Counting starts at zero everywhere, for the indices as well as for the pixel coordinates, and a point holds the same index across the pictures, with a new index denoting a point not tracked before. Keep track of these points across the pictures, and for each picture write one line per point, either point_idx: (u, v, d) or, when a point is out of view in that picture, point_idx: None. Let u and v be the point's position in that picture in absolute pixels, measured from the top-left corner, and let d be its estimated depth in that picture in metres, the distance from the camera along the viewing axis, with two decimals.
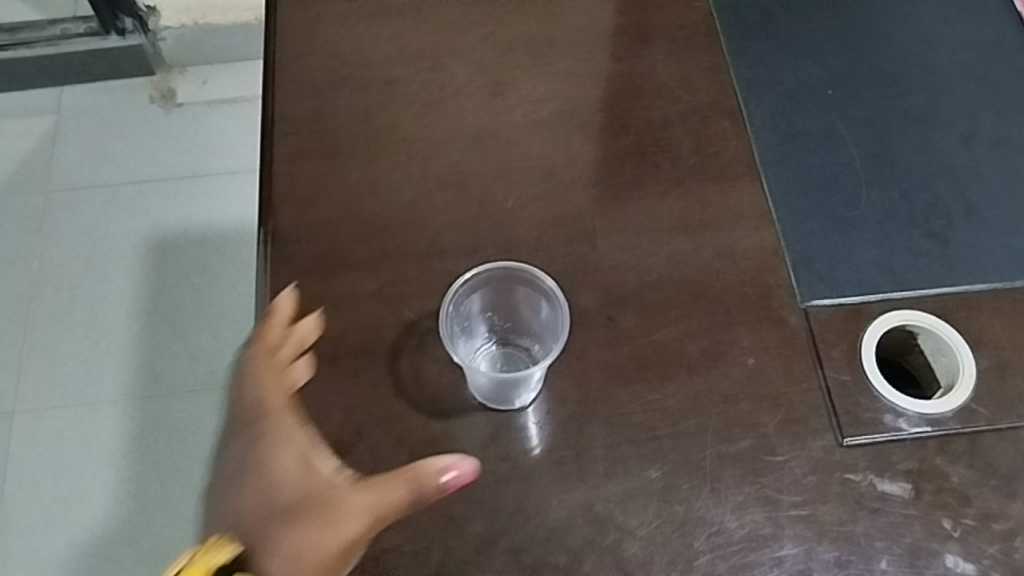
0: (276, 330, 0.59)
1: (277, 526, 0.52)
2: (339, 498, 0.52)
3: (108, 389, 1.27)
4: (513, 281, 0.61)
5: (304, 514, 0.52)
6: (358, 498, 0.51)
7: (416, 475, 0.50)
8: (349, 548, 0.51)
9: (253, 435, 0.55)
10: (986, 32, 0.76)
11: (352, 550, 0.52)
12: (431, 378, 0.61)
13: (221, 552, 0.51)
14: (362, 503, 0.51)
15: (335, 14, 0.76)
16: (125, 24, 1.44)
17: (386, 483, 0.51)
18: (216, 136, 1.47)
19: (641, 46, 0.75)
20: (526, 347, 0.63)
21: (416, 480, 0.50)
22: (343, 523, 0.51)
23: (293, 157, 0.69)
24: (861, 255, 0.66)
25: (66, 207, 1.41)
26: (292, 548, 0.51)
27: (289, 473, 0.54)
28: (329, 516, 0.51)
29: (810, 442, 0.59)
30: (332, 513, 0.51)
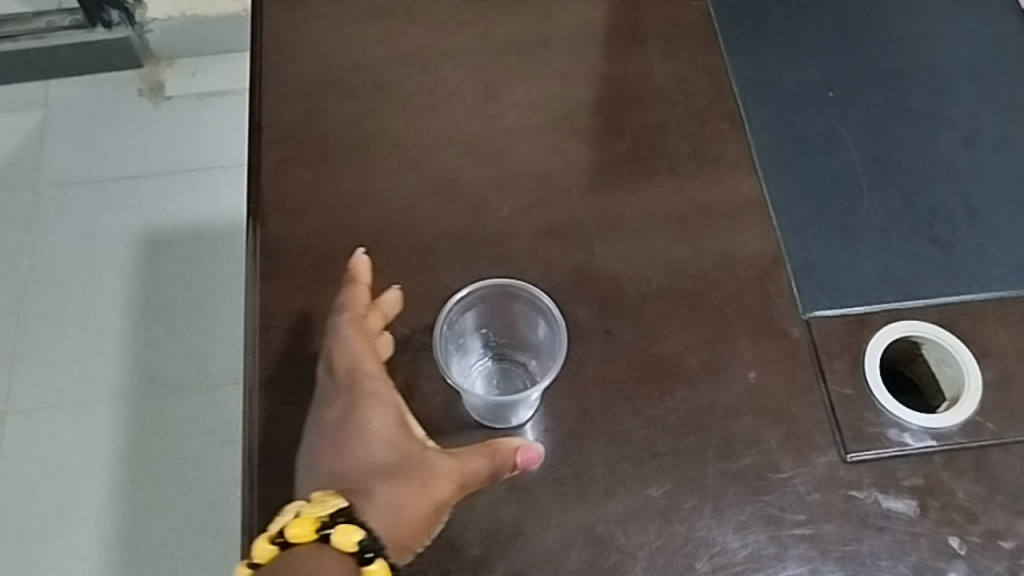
0: (361, 296, 0.59)
1: (380, 485, 0.52)
2: (437, 463, 0.53)
3: (100, 389, 1.25)
4: (509, 297, 0.60)
5: (403, 476, 0.53)
6: (455, 466, 0.53)
7: (511, 449, 0.54)
8: (440, 513, 0.53)
9: (345, 399, 0.55)
10: (989, 29, 0.74)
11: (441, 516, 0.54)
12: (425, 396, 0.59)
13: (332, 504, 0.50)
14: (460, 471, 0.53)
15: (323, 15, 0.74)
16: (111, 17, 1.42)
17: (482, 452, 0.53)
18: (207, 129, 1.45)
19: (638, 47, 0.73)
20: (522, 362, 0.62)
21: (512, 453, 0.53)
22: (441, 489, 0.53)
23: (281, 165, 0.68)
24: (864, 263, 0.64)
25: (55, 204, 1.39)
26: (393, 504, 0.52)
27: (385, 437, 0.54)
28: (427, 481, 0.53)
29: (813, 458, 0.58)
30: (430, 477, 0.53)
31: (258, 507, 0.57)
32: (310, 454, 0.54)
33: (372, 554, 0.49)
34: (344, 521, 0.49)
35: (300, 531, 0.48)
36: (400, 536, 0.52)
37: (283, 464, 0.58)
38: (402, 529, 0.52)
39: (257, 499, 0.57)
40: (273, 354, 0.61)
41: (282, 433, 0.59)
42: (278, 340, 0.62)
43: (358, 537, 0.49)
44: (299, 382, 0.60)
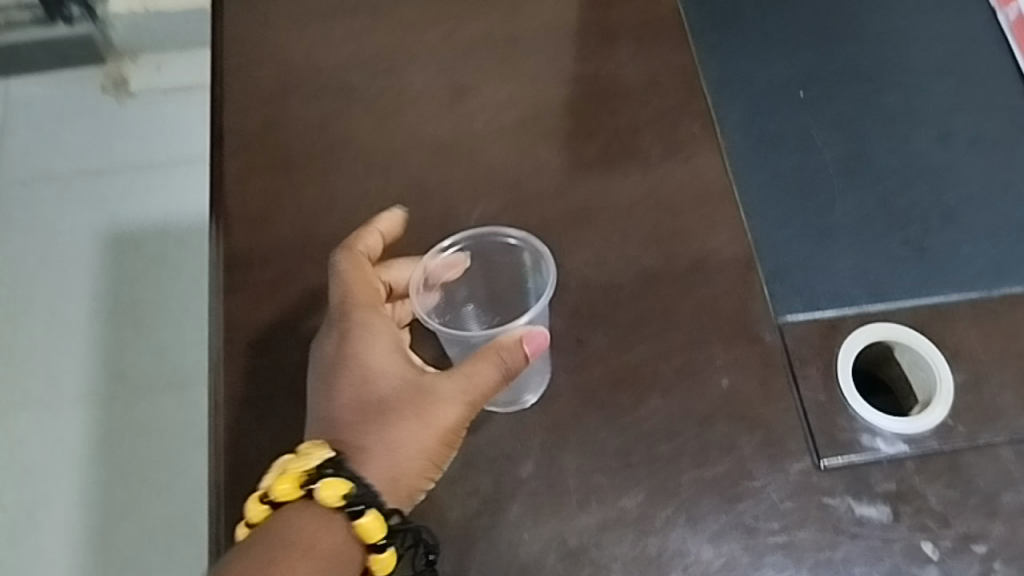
0: (374, 240, 0.59)
1: (374, 420, 0.52)
2: (433, 387, 0.52)
3: (68, 390, 1.23)
4: (487, 257, 0.60)
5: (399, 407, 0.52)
6: (454, 385, 0.52)
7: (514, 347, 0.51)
8: (447, 439, 0.52)
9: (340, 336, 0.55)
10: (960, 26, 0.74)
11: (448, 442, 0.53)
12: None
13: (318, 456, 0.50)
14: (460, 389, 0.52)
15: (286, 17, 0.73)
16: (71, 12, 1.40)
17: (482, 363, 0.51)
18: (172, 124, 1.42)
19: (608, 46, 0.72)
20: None
21: (511, 354, 0.51)
22: (440, 414, 0.52)
23: (245, 173, 0.67)
24: (837, 265, 0.64)
25: (18, 201, 1.36)
26: (390, 439, 0.51)
27: (382, 369, 0.53)
28: (424, 407, 0.52)
29: (787, 464, 0.58)
30: (427, 403, 0.52)
31: (225, 528, 0.56)
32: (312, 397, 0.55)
33: (362, 504, 0.50)
34: (331, 473, 0.50)
35: (284, 490, 0.50)
36: (403, 470, 0.52)
37: (252, 481, 0.57)
38: (400, 466, 0.51)
39: (225, 521, 0.56)
40: (240, 369, 0.60)
41: (249, 451, 0.57)
42: (245, 354, 0.60)
43: (344, 490, 0.50)
44: (264, 397, 0.59)
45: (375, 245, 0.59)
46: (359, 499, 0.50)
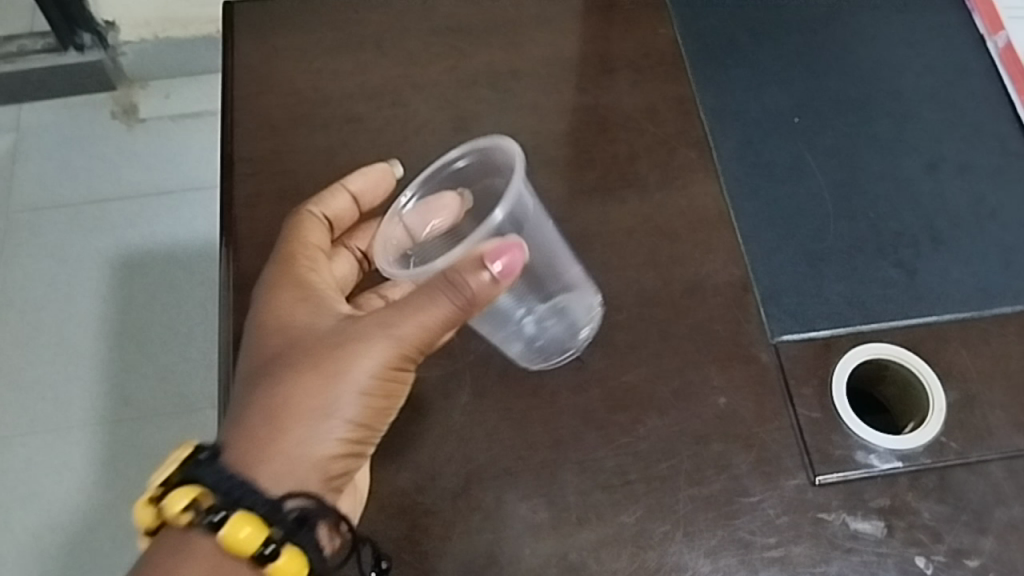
0: (338, 199, 0.61)
1: (295, 361, 0.52)
2: (348, 342, 0.52)
3: (76, 413, 1.25)
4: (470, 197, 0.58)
5: (320, 350, 0.52)
6: (378, 324, 0.51)
7: (444, 276, 0.49)
8: (367, 383, 0.52)
9: (277, 288, 0.56)
10: (949, 55, 0.76)
11: (369, 388, 0.52)
12: (401, 429, 0.61)
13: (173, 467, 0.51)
14: (378, 334, 0.51)
15: (294, 48, 0.75)
16: (83, 40, 1.41)
17: (407, 300, 0.51)
18: (181, 151, 1.45)
19: (605, 76, 0.74)
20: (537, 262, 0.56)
21: (444, 284, 0.49)
22: (353, 369, 0.51)
23: (254, 200, 0.69)
24: (830, 288, 0.66)
25: (29, 228, 1.38)
26: (300, 395, 0.52)
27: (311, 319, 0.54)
28: (344, 349, 0.52)
29: (783, 482, 0.59)
30: (349, 343, 0.52)
31: None
32: (248, 349, 0.56)
33: (226, 507, 0.50)
34: (180, 486, 0.50)
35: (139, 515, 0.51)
36: (314, 415, 0.51)
37: None
38: (312, 410, 0.51)
39: None
40: None
41: None
42: None
43: (188, 501, 0.50)
44: None
45: (341, 206, 0.61)
46: (218, 508, 0.50)
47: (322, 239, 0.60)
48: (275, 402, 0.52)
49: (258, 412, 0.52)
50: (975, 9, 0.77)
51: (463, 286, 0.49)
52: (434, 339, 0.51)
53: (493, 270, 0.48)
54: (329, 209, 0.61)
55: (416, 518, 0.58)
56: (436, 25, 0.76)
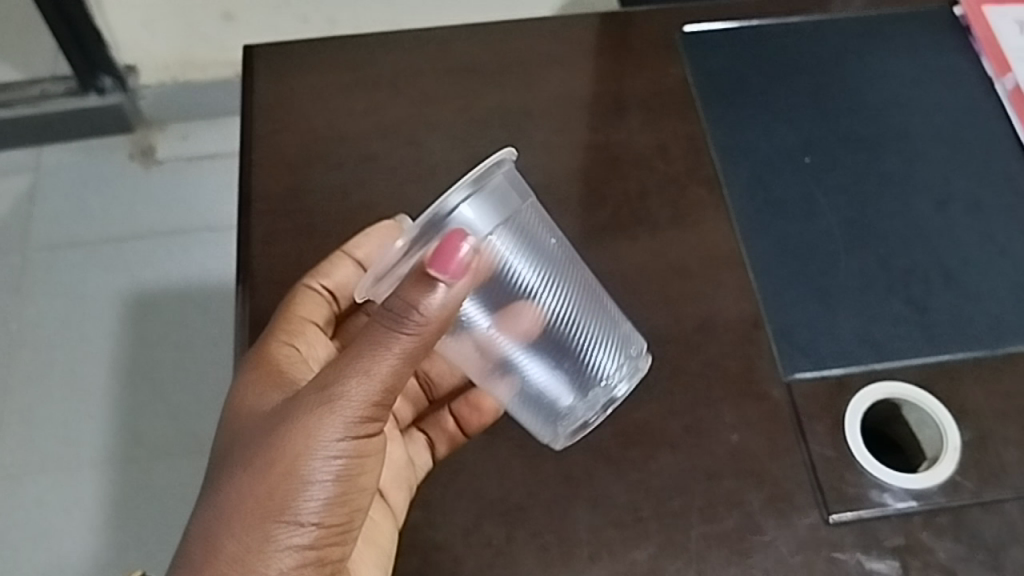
0: (341, 267, 0.63)
1: (258, 439, 0.52)
2: (296, 415, 0.51)
3: (86, 452, 1.26)
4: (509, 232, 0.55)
5: (280, 421, 0.52)
6: (329, 385, 0.51)
7: (384, 316, 0.48)
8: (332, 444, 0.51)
9: (251, 371, 0.58)
10: (958, 95, 0.76)
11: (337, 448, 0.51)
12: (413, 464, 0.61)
13: None
14: (325, 403, 0.51)
15: (311, 88, 0.76)
16: (104, 83, 1.45)
17: (352, 353, 0.50)
18: (196, 191, 1.47)
19: (617, 115, 0.75)
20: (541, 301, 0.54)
21: (385, 327, 0.48)
22: (301, 440, 0.51)
23: (270, 237, 0.70)
24: (841, 325, 0.66)
25: (45, 266, 1.40)
26: (253, 472, 0.51)
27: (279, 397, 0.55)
28: (300, 416, 0.51)
29: (796, 520, 0.59)
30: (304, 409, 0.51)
31: None
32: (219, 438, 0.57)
33: None
34: None
35: None
36: (281, 491, 0.51)
37: None
38: (280, 484, 0.51)
39: None
40: None
41: None
42: None
43: None
44: None
45: (344, 275, 0.63)
46: None
47: (314, 314, 0.62)
48: (238, 485, 0.51)
49: (226, 497, 0.52)
50: (983, 52, 0.78)
51: (407, 320, 0.47)
52: (392, 385, 0.50)
53: (442, 287, 0.47)
54: (330, 279, 0.63)
55: (427, 554, 0.59)
56: (451, 67, 0.77)
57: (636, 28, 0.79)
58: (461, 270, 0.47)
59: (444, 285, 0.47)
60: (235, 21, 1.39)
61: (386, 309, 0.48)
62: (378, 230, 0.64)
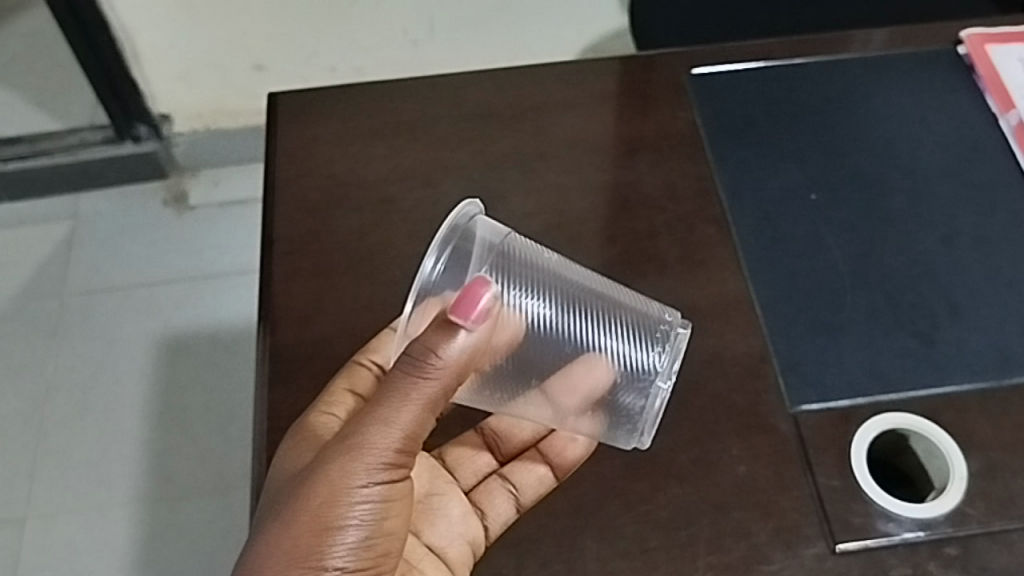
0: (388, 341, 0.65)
1: (286, 492, 0.55)
2: (323, 464, 0.54)
3: (119, 493, 1.29)
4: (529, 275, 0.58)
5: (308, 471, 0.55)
6: (354, 430, 0.54)
7: (406, 364, 0.52)
8: (359, 485, 0.54)
9: (282, 443, 0.60)
10: (962, 132, 0.78)
11: (365, 488, 0.54)
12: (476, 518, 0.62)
13: None
14: (355, 454, 0.53)
15: (331, 135, 0.79)
16: (139, 132, 1.51)
17: (376, 401, 0.53)
18: (226, 237, 1.51)
19: (628, 157, 0.77)
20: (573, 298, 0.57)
21: (411, 374, 0.52)
22: (329, 487, 0.54)
23: (291, 276, 0.72)
24: (848, 359, 0.67)
25: (82, 310, 1.45)
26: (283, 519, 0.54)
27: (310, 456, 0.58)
28: (327, 459, 0.54)
29: (803, 550, 0.60)
30: (329, 455, 0.54)
31: None
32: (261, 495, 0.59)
33: None
34: None
35: None
36: (312, 528, 0.53)
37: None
38: (312, 524, 0.53)
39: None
40: None
41: None
42: None
43: None
44: None
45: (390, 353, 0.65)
46: None
47: (357, 384, 0.63)
48: (270, 534, 0.54)
49: (261, 546, 0.54)
50: (987, 90, 0.79)
51: (428, 366, 0.51)
52: (413, 425, 0.53)
53: (465, 330, 0.51)
54: (380, 356, 0.65)
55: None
56: (466, 112, 0.80)
57: (646, 72, 0.82)
58: (482, 318, 0.51)
59: (466, 330, 0.51)
60: (266, 71, 1.44)
61: (408, 356, 0.52)
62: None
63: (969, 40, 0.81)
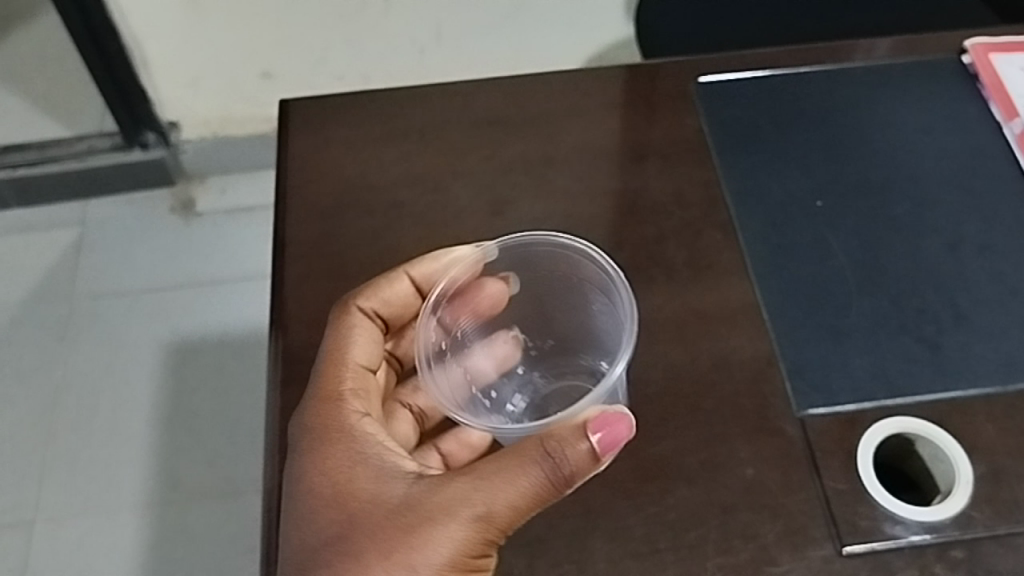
0: (394, 285, 0.64)
1: (375, 529, 0.54)
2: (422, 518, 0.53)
3: (126, 496, 1.30)
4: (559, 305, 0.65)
5: (392, 522, 0.54)
6: (463, 495, 0.53)
7: (534, 455, 0.51)
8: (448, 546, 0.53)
9: (353, 450, 0.58)
10: (968, 141, 0.78)
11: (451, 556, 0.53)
12: None
13: None
14: (458, 519, 0.53)
15: (342, 139, 0.80)
16: (148, 138, 1.51)
17: (493, 475, 0.52)
18: (235, 243, 1.52)
19: (635, 164, 0.78)
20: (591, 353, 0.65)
21: (535, 464, 0.51)
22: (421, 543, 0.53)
23: (303, 279, 0.73)
24: (855, 363, 0.67)
25: (89, 315, 1.45)
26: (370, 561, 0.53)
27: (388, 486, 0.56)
28: (429, 518, 0.53)
29: (811, 552, 0.61)
30: (433, 512, 0.53)
31: None
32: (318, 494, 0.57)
33: None
34: None
35: None
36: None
37: None
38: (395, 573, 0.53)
39: None
40: None
41: None
42: None
43: None
44: None
45: (396, 295, 0.64)
46: None
47: (366, 356, 0.62)
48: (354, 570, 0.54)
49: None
50: (991, 98, 0.80)
51: (552, 463, 0.51)
52: (518, 521, 0.53)
53: (594, 442, 0.51)
54: (383, 305, 0.64)
55: None
56: (475, 117, 0.81)
57: (653, 79, 0.83)
58: (622, 437, 0.52)
59: (595, 439, 0.51)
60: (273, 79, 1.46)
61: (540, 470, 0.51)
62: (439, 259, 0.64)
63: (973, 49, 0.82)
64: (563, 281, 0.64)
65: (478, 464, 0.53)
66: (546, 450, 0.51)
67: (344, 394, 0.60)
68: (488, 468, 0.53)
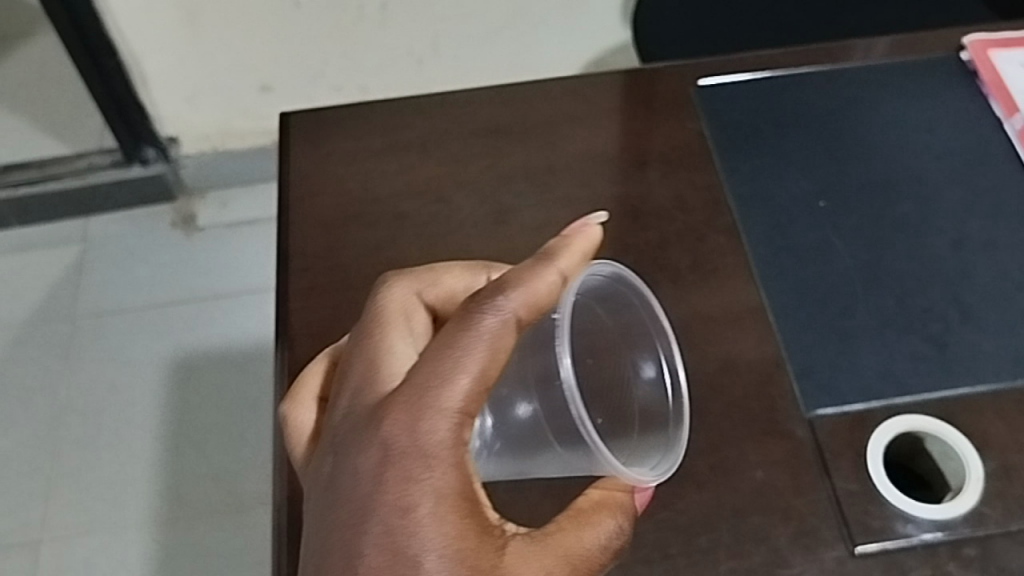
0: (546, 278, 0.47)
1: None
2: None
3: (133, 513, 1.30)
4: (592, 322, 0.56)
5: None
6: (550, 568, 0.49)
7: (607, 526, 0.51)
8: None
9: (450, 483, 0.45)
10: (969, 138, 0.78)
11: None
12: None
13: None
14: None
15: (344, 152, 0.80)
16: (147, 154, 1.52)
17: (576, 546, 0.50)
18: (237, 258, 1.52)
19: (637, 169, 0.78)
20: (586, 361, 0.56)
21: (609, 537, 0.51)
22: None
23: (308, 292, 0.73)
24: (863, 363, 0.67)
25: (92, 333, 1.45)
26: None
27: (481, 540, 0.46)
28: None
29: (823, 553, 0.61)
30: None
31: None
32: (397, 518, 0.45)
33: None
34: None
35: None
36: None
37: None
38: None
39: None
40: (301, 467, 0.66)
41: None
42: None
43: None
44: None
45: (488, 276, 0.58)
46: None
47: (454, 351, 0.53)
48: None
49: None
50: (991, 95, 0.80)
51: (618, 534, 0.52)
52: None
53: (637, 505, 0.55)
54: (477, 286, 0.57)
55: None
56: (477, 127, 0.81)
57: (652, 84, 0.83)
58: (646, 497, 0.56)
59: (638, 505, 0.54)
60: (273, 91, 1.46)
61: (612, 543, 0.52)
62: (583, 247, 0.49)
63: (972, 46, 0.82)
64: (610, 309, 0.57)
65: (558, 533, 0.50)
66: (618, 522, 0.52)
67: (450, 415, 0.45)
68: (568, 537, 0.50)
